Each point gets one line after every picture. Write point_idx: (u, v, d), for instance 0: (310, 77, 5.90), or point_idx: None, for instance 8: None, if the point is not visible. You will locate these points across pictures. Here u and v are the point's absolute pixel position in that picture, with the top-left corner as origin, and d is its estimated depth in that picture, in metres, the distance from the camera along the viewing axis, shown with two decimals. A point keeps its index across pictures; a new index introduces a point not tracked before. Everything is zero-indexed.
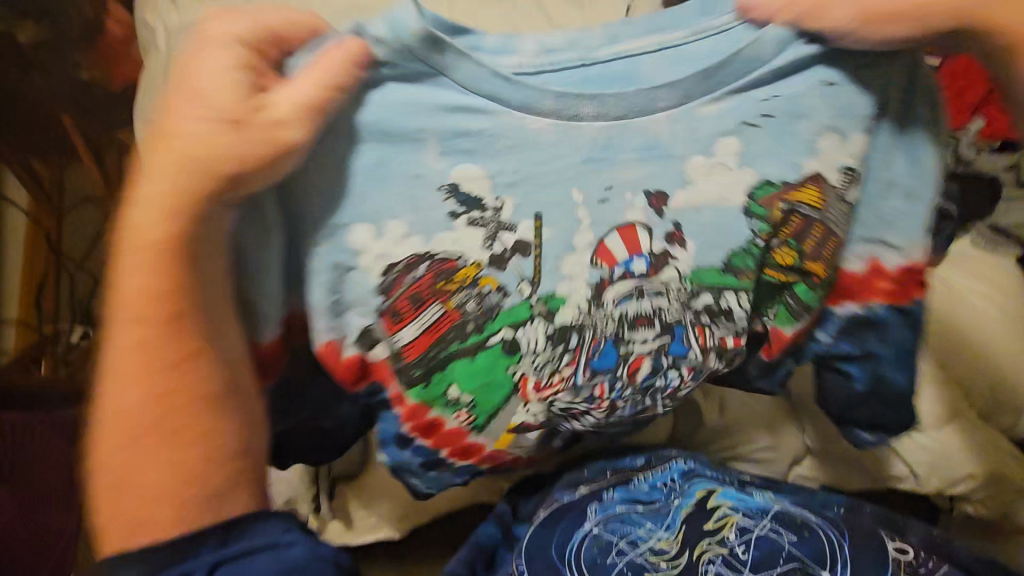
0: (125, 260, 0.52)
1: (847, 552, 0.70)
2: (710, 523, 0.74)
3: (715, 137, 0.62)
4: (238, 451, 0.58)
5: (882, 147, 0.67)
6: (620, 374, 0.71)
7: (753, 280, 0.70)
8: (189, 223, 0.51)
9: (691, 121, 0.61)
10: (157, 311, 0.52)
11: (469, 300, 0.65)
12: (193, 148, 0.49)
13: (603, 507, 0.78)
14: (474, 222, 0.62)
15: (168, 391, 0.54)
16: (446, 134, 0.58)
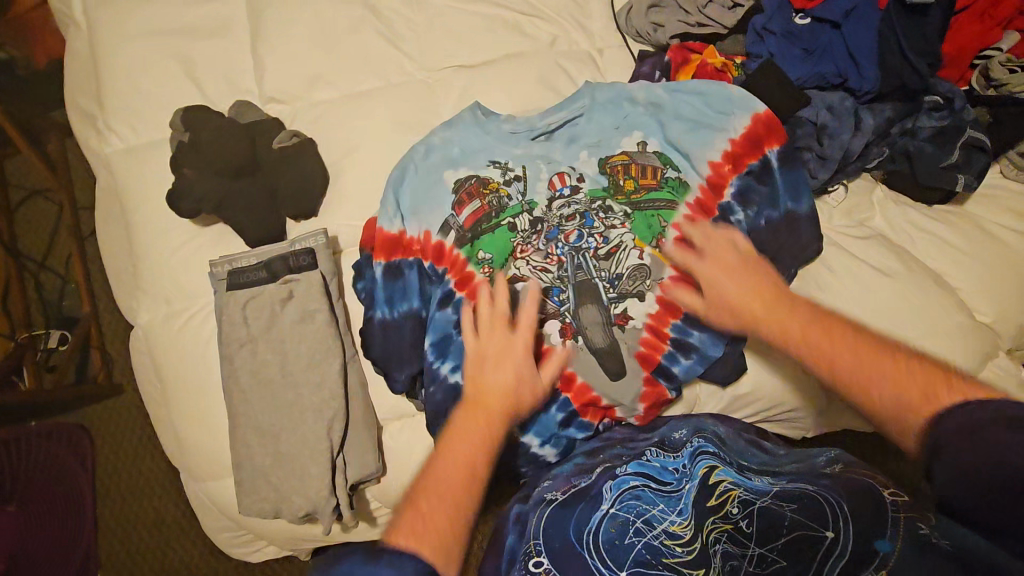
0: (487, 360, 0.67)
1: (846, 509, 0.61)
2: (714, 496, 0.69)
3: (574, 124, 0.90)
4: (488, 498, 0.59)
5: (677, 123, 0.85)
6: (562, 232, 0.85)
7: (621, 200, 0.84)
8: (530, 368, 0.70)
9: (570, 113, 0.90)
10: (501, 391, 0.65)
11: (493, 200, 0.87)
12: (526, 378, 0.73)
13: (616, 486, 0.72)
14: (497, 170, 0.89)
15: (490, 434, 0.62)
16: (465, 145, 0.90)
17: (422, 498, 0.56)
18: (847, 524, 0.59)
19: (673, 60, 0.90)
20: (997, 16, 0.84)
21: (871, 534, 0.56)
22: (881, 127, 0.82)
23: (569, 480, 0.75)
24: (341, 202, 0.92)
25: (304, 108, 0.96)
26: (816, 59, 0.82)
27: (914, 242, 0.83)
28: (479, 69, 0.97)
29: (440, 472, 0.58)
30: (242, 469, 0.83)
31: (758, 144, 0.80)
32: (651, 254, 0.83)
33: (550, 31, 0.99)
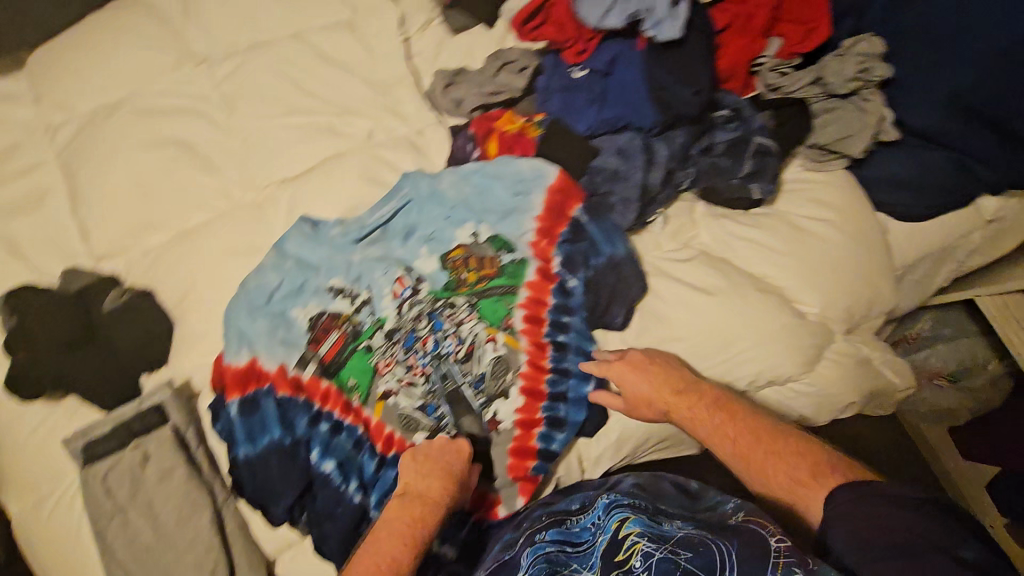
0: (421, 473, 0.79)
1: (736, 558, 0.63)
2: (621, 551, 0.69)
3: (407, 225, 0.95)
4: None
5: (494, 204, 0.88)
6: (419, 343, 0.88)
7: (467, 291, 0.88)
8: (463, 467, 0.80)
9: (404, 215, 0.95)
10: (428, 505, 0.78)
11: (347, 327, 0.90)
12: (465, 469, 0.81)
13: (532, 552, 0.73)
14: (341, 293, 0.91)
15: (407, 541, 0.75)
16: (300, 267, 0.92)
17: None
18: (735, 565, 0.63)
19: (478, 131, 0.92)
20: (755, 31, 0.88)
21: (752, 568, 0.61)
22: (676, 154, 0.85)
23: (496, 555, 0.76)
24: (191, 343, 0.91)
25: (137, 258, 0.96)
26: (602, 105, 0.85)
27: (736, 252, 0.86)
28: (303, 179, 0.98)
29: (383, 549, 0.74)
30: None
31: (563, 206, 0.82)
32: (505, 344, 0.85)
33: (365, 125, 1.01)
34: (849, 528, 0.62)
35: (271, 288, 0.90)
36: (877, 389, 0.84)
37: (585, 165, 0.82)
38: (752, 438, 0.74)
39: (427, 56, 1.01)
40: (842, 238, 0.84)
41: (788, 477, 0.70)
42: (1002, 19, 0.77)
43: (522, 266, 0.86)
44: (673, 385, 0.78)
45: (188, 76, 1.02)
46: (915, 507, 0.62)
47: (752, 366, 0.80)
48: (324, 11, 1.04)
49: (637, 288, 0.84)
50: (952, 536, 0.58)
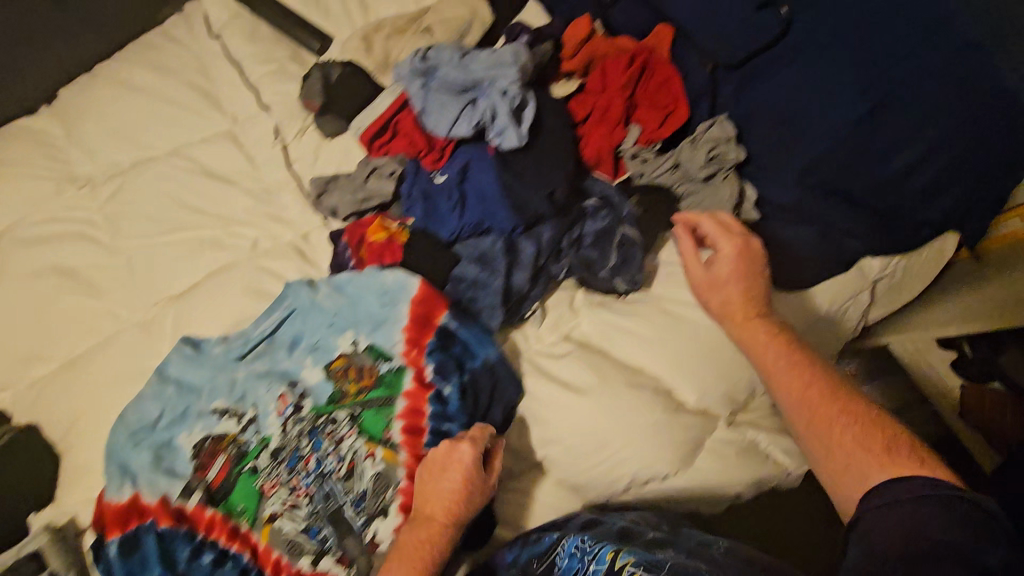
0: (427, 492, 0.76)
1: None
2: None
3: (291, 335, 0.94)
4: None
5: (366, 313, 0.87)
6: (303, 462, 0.86)
7: (349, 404, 0.87)
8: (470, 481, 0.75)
9: (287, 325, 0.94)
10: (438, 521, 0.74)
11: (232, 449, 0.89)
12: (472, 484, 0.75)
13: None
14: (226, 414, 0.90)
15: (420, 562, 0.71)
16: (182, 391, 0.91)
17: None
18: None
19: (350, 238, 0.91)
20: (612, 121, 0.88)
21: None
22: (542, 251, 0.84)
23: None
24: (79, 478, 0.90)
25: (24, 391, 0.95)
26: (461, 210, 0.84)
27: (612, 343, 0.86)
28: (187, 296, 0.98)
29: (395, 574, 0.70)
30: None
31: (426, 318, 0.82)
32: (383, 459, 0.83)
33: (249, 235, 1.01)
34: (869, 536, 0.56)
35: (154, 417, 0.89)
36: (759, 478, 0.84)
37: (447, 273, 0.83)
38: (824, 387, 0.68)
39: (304, 162, 1.01)
40: (715, 322, 0.84)
41: (844, 439, 0.64)
42: (837, 103, 0.78)
43: (399, 375, 0.85)
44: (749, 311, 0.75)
45: (70, 202, 1.02)
46: (938, 502, 0.55)
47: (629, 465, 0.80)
48: (201, 123, 1.04)
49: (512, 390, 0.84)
50: (976, 535, 0.52)
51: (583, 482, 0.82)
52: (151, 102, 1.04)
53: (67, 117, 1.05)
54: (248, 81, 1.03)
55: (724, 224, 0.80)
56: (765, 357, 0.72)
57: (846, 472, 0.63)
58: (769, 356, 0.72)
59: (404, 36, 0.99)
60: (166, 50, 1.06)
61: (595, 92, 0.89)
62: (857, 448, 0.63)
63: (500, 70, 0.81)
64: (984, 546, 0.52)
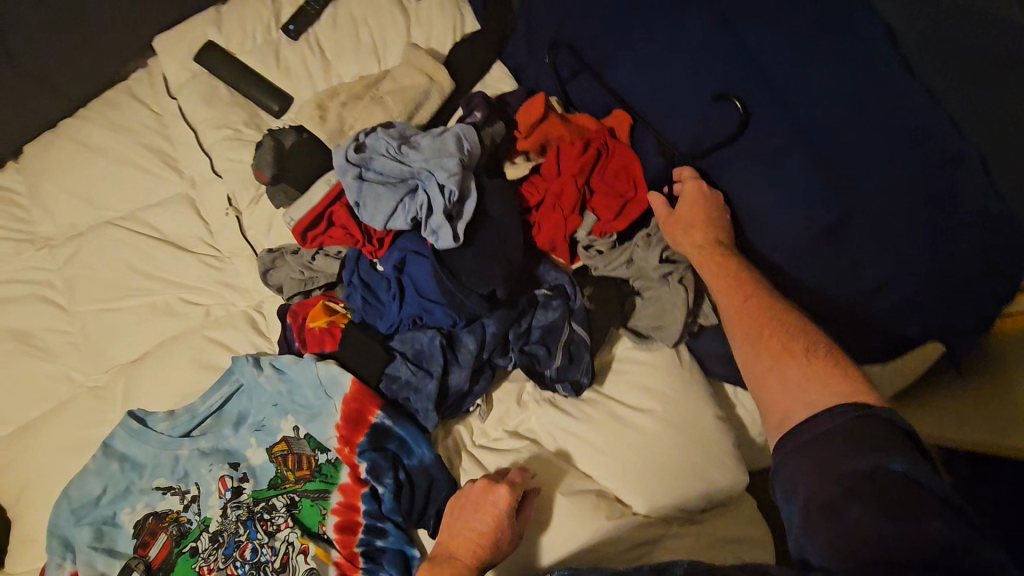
0: (455, 530, 0.72)
1: None
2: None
3: (238, 411, 0.93)
4: None
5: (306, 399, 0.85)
6: (240, 550, 0.84)
7: (288, 491, 0.86)
8: (501, 526, 0.70)
9: (236, 400, 0.93)
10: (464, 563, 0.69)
11: (172, 529, 0.88)
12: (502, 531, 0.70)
13: None
14: (169, 491, 0.90)
15: None
16: (127, 467, 0.90)
17: None
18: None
19: (292, 321, 0.87)
20: (565, 207, 0.83)
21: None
22: (485, 345, 0.80)
23: None
24: (25, 547, 0.91)
25: None
26: (399, 304, 0.81)
27: (559, 442, 0.82)
28: (138, 365, 0.97)
29: None
30: None
31: (361, 412, 0.80)
32: (315, 556, 0.80)
33: (202, 304, 1.00)
34: (799, 484, 0.56)
35: (96, 493, 0.89)
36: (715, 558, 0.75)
37: (381, 368, 0.81)
38: (772, 314, 0.69)
39: (257, 229, 1.00)
40: (668, 429, 0.78)
41: (781, 359, 0.65)
42: (795, 203, 0.73)
43: (336, 467, 0.83)
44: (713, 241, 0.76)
45: (31, 262, 1.04)
46: (849, 425, 0.56)
47: None
48: (163, 187, 1.05)
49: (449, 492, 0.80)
50: (883, 454, 0.52)
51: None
52: (115, 164, 1.05)
53: (34, 178, 1.08)
54: (207, 145, 1.03)
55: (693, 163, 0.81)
56: (718, 283, 0.74)
57: (775, 391, 0.64)
58: (721, 282, 0.73)
59: (359, 103, 0.97)
60: (132, 113, 1.08)
61: (544, 182, 0.86)
62: (788, 369, 0.64)
63: (438, 161, 0.78)
64: (889, 456, 0.52)
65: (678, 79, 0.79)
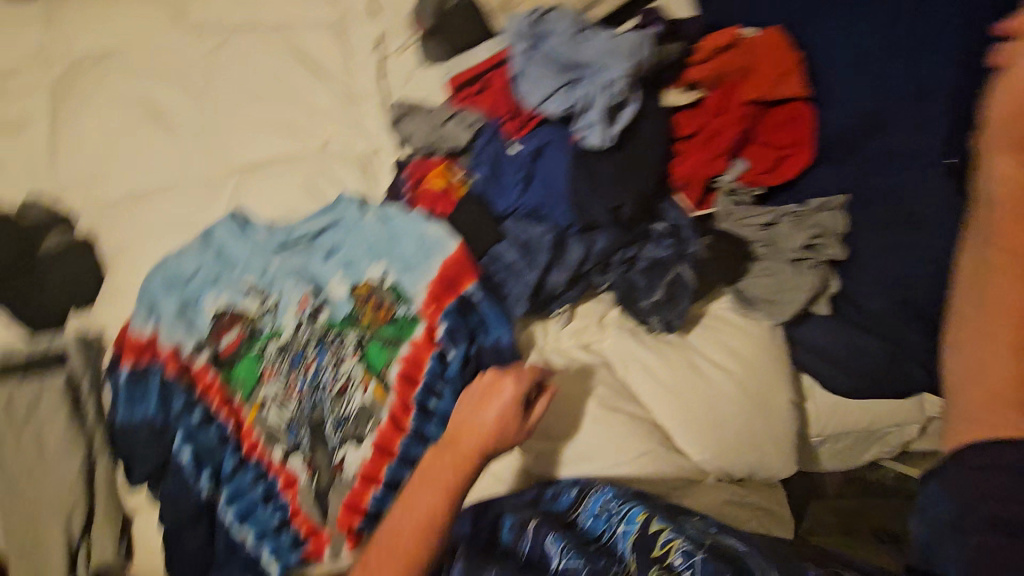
0: (460, 419, 0.74)
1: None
2: (657, 547, 0.66)
3: (332, 244, 0.97)
4: (416, 536, 0.67)
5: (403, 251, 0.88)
6: (303, 366, 0.90)
7: (359, 330, 0.90)
8: (506, 420, 0.72)
9: (331, 234, 0.97)
10: (467, 451, 0.71)
11: (247, 328, 0.94)
12: (507, 425, 0.72)
13: (554, 542, 0.69)
14: (251, 294, 0.95)
15: (449, 480, 0.70)
16: (218, 260, 0.95)
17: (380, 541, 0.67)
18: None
19: (411, 174, 0.91)
20: (718, 149, 0.82)
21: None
22: (591, 259, 0.81)
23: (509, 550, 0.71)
24: (115, 297, 0.98)
25: (91, 202, 1.03)
26: (522, 190, 0.81)
27: (626, 371, 0.83)
28: (251, 171, 1.01)
29: (422, 499, 0.69)
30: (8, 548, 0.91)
31: (455, 279, 0.82)
32: (373, 393, 0.86)
33: (324, 134, 1.02)
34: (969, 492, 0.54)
35: (188, 272, 0.94)
36: (739, 512, 0.79)
37: (489, 245, 0.82)
38: None
39: (397, 78, 1.04)
40: (740, 394, 0.79)
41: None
42: (930, 220, 0.75)
43: (412, 323, 0.86)
44: None
45: (183, 42, 1.08)
46: None
47: None
48: (319, 7, 1.06)
49: None
50: None
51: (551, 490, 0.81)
52: None
53: None
54: None
55: None
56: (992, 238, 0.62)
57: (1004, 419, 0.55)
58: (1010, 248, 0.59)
59: None
60: None
61: (706, 115, 0.83)
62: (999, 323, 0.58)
63: (610, 59, 0.76)
64: None
65: (866, 68, 0.80)
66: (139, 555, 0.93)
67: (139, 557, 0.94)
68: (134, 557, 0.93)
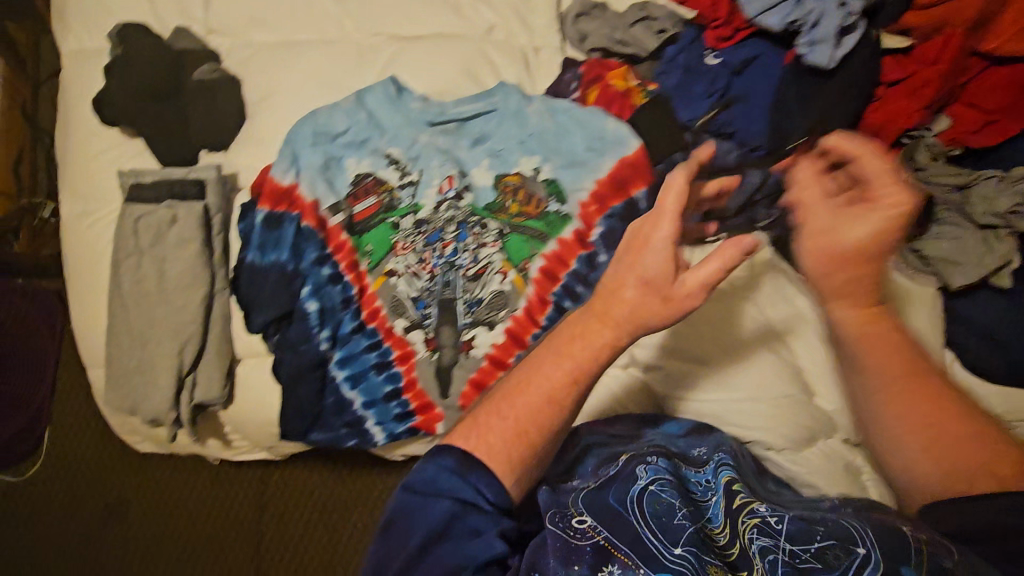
0: (607, 278, 0.65)
1: (869, 533, 0.58)
2: (737, 498, 0.65)
3: (482, 129, 0.93)
4: (546, 395, 0.61)
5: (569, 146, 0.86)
6: (440, 245, 0.89)
7: (503, 220, 0.88)
8: (664, 278, 0.62)
9: (483, 120, 0.93)
10: (611, 313, 0.63)
11: (385, 198, 0.92)
12: (663, 280, 0.62)
13: (650, 471, 0.66)
14: (394, 165, 0.93)
15: (584, 342, 0.63)
16: (367, 124, 0.93)
17: (508, 393, 0.63)
18: (876, 548, 0.57)
19: (586, 73, 0.87)
20: (925, 100, 0.78)
21: (898, 562, 0.55)
22: (767, 188, 0.76)
23: (597, 471, 0.68)
24: (255, 143, 0.97)
25: (238, 43, 1.00)
26: (716, 103, 0.78)
27: (774, 311, 0.81)
28: (410, 43, 0.98)
29: (553, 358, 0.63)
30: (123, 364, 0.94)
31: (629, 181, 0.79)
32: (512, 283, 0.85)
33: (489, 19, 0.98)
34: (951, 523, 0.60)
35: (337, 129, 0.92)
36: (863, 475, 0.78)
37: (668, 152, 0.78)
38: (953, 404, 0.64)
39: None
40: None
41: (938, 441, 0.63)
42: None
43: (563, 221, 0.85)
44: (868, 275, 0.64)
45: None
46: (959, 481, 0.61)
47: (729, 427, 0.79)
48: None
49: None
50: None
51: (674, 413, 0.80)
52: None
53: None
54: None
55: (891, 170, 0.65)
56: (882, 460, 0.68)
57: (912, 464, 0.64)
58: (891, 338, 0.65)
59: None
60: None
61: (925, 62, 0.78)
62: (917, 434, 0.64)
63: None
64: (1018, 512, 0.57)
65: None
66: (241, 398, 0.95)
67: (239, 399, 0.95)
68: (236, 398, 0.95)
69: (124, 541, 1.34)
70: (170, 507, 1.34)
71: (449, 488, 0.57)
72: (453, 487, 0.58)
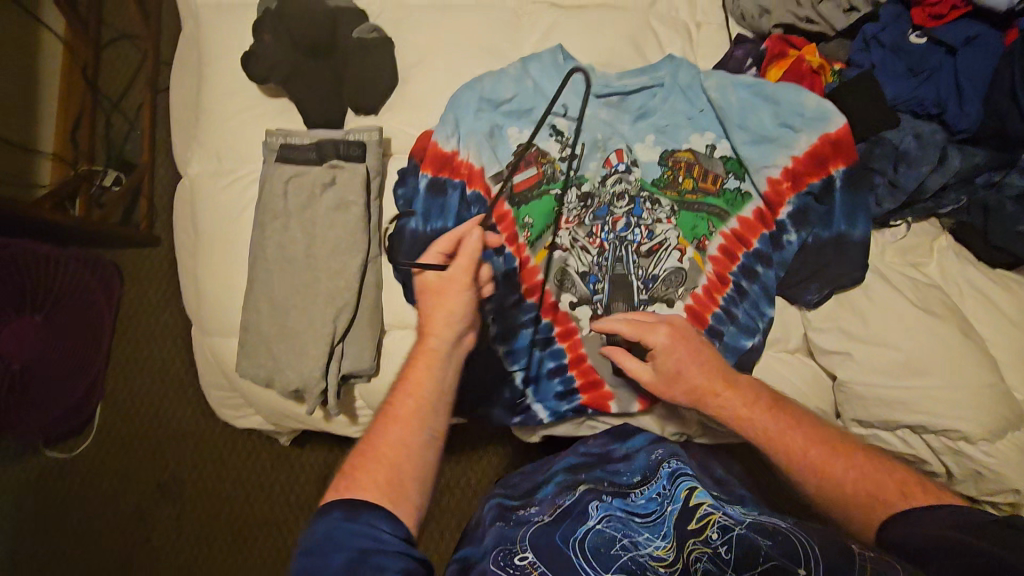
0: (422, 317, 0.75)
1: (814, 551, 0.59)
2: (694, 519, 0.68)
3: (647, 102, 0.89)
4: (400, 412, 0.67)
5: (757, 120, 0.83)
6: (609, 219, 0.86)
7: (675, 196, 0.85)
8: (444, 282, 0.74)
9: (649, 91, 0.89)
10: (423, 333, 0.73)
11: (548, 169, 0.87)
12: (447, 284, 0.74)
13: (602, 507, 0.73)
14: (556, 138, 0.88)
15: (405, 370, 0.71)
16: (531, 93, 0.89)
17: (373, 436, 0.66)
18: (818, 566, 0.57)
19: (771, 48, 0.87)
20: None
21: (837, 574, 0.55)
22: (964, 172, 0.79)
23: (553, 500, 0.76)
24: (407, 107, 0.93)
25: (391, 7, 0.96)
26: (921, 82, 0.80)
27: (960, 297, 0.80)
28: (571, 13, 0.94)
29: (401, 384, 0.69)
30: (252, 333, 0.89)
31: (832, 157, 0.80)
32: (691, 259, 0.83)
33: None
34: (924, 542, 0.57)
35: (501, 98, 0.89)
36: None
37: (875, 130, 0.80)
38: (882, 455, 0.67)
39: None
40: None
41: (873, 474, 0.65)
42: None
43: (743, 199, 0.83)
44: (711, 364, 0.73)
45: None
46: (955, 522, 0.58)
47: (930, 420, 0.75)
48: None
49: (855, 269, 0.79)
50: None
51: (863, 401, 0.78)
52: None
53: None
54: None
55: (631, 323, 0.75)
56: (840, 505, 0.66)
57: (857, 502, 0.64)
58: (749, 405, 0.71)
59: None
60: None
61: None
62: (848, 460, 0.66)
63: None
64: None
65: None
66: (383, 373, 0.91)
67: (382, 373, 0.91)
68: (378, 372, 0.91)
69: (191, 507, 1.28)
70: (242, 479, 1.28)
71: (348, 541, 0.56)
72: (353, 536, 0.57)
